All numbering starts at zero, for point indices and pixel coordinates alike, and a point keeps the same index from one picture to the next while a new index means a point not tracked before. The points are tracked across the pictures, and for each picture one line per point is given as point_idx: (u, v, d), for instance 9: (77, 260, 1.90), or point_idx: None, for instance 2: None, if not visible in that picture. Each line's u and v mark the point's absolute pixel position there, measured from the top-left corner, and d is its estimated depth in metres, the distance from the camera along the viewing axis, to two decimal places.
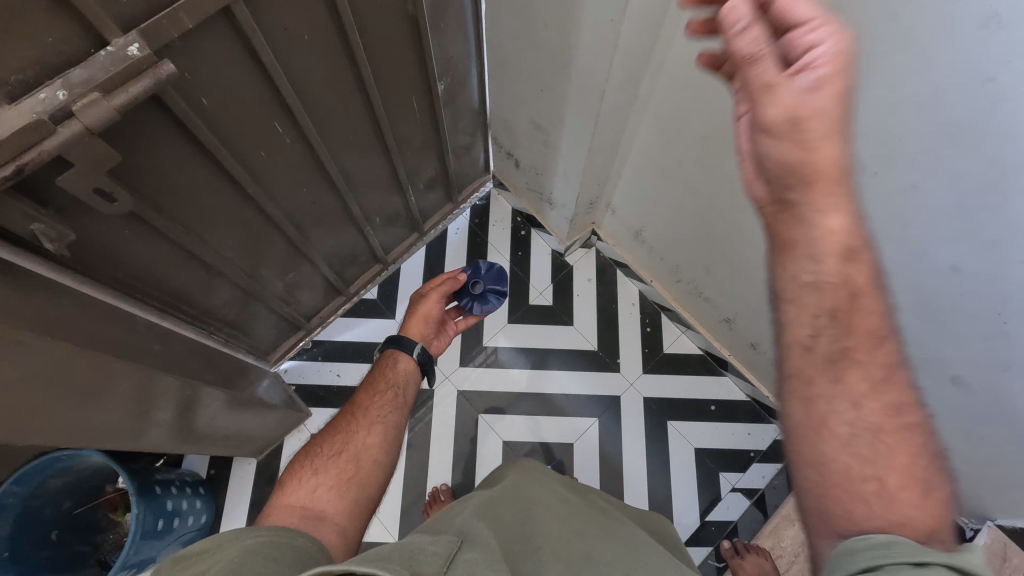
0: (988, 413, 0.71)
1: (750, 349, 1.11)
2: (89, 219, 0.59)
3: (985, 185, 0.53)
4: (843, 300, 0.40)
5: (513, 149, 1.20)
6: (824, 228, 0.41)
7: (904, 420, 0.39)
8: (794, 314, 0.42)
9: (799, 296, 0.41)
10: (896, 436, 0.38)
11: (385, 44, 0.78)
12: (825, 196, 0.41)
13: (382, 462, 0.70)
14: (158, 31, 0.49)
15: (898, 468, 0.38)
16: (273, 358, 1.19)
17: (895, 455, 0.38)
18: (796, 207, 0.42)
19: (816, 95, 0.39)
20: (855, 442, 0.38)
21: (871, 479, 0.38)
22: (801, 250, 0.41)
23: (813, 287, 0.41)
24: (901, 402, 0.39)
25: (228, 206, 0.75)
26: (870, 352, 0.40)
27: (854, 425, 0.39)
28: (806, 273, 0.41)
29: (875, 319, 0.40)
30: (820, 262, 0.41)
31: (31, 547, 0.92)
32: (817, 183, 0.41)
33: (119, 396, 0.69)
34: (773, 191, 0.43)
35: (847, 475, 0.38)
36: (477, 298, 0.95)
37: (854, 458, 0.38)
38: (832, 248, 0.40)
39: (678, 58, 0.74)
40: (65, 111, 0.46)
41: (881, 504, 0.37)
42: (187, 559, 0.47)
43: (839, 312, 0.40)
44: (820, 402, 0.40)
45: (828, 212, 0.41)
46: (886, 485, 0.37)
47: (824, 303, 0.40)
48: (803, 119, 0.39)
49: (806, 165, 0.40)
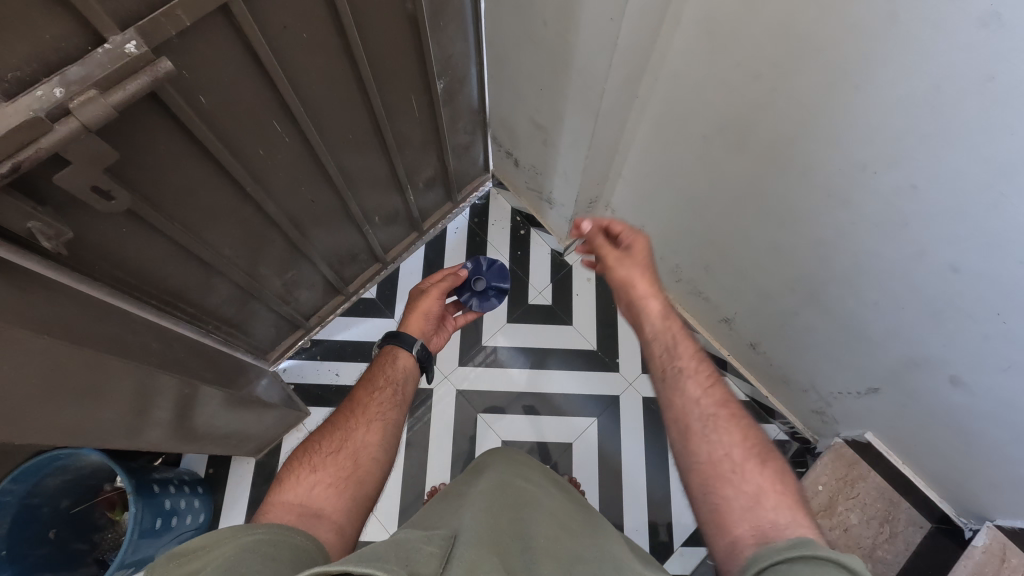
0: (987, 413, 0.71)
1: (750, 349, 1.11)
2: (88, 217, 0.59)
3: (985, 185, 0.53)
4: (682, 347, 0.65)
5: (512, 148, 1.20)
6: (660, 311, 0.69)
7: (743, 421, 0.59)
8: (658, 362, 0.65)
9: (659, 350, 0.66)
10: (740, 428, 0.59)
11: (384, 43, 0.77)
12: (654, 294, 0.71)
13: (381, 459, 0.70)
14: (156, 28, 0.49)
15: (738, 442, 0.57)
16: (273, 356, 1.19)
17: (743, 441, 0.57)
18: (641, 301, 0.70)
19: (634, 245, 0.73)
20: (705, 432, 0.58)
21: (734, 466, 0.55)
22: (651, 322, 0.68)
23: (664, 342, 0.66)
24: (736, 411, 0.60)
25: (227, 204, 0.74)
26: (707, 377, 0.63)
27: (700, 419, 0.59)
28: (655, 333, 0.67)
29: (702, 358, 0.65)
30: (661, 326, 0.67)
31: (29, 545, 0.92)
32: (648, 290, 0.71)
33: (117, 395, 0.69)
34: (629, 301, 0.70)
35: (718, 468, 0.56)
36: (477, 294, 1.00)
37: (720, 455, 0.56)
38: (664, 317, 0.68)
39: (678, 57, 0.74)
40: (62, 108, 0.46)
41: (748, 486, 0.54)
42: (183, 556, 0.46)
43: (682, 353, 0.65)
44: (678, 417, 0.60)
45: (658, 302, 0.70)
46: (739, 464, 0.56)
47: (673, 351, 0.65)
48: (635, 256, 0.73)
49: (643, 278, 0.71)
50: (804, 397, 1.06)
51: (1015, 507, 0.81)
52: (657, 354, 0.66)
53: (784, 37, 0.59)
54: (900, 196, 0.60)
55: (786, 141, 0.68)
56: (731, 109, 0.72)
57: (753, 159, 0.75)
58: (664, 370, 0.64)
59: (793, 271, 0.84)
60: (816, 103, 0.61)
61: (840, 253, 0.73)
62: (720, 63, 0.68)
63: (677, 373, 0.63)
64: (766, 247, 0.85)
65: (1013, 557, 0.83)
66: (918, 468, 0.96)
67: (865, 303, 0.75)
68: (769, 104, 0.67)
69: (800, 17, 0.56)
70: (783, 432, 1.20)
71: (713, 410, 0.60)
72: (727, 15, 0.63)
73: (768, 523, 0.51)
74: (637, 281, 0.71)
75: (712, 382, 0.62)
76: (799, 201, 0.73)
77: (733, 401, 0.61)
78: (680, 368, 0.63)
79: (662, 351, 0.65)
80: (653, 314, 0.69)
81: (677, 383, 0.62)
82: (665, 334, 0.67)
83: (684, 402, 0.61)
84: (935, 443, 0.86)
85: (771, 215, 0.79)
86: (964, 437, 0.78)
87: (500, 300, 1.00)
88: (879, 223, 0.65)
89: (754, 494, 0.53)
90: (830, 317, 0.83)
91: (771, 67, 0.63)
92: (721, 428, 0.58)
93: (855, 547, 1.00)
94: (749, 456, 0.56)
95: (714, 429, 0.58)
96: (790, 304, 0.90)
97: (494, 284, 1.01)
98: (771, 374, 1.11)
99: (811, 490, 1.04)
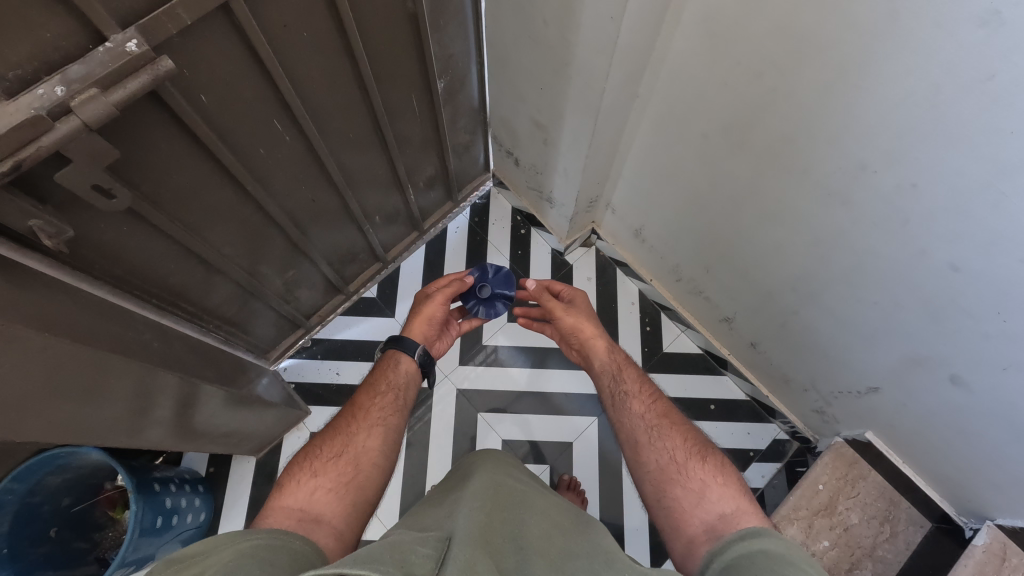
0: (987, 413, 0.71)
1: (750, 348, 1.11)
2: (88, 216, 0.59)
3: (985, 184, 0.53)
4: (624, 373, 0.78)
5: (513, 148, 1.20)
6: (604, 346, 0.83)
7: (684, 431, 0.70)
8: (608, 388, 0.78)
9: (609, 377, 0.79)
10: (680, 437, 0.69)
11: (384, 42, 0.77)
12: (598, 337, 0.85)
13: (381, 465, 0.70)
14: (157, 27, 0.49)
15: (680, 446, 0.68)
16: (273, 356, 1.19)
17: (684, 446, 0.68)
18: (583, 339, 0.86)
19: (574, 298, 0.91)
20: (651, 442, 0.69)
21: (678, 468, 0.65)
22: (600, 356, 0.82)
23: (610, 371, 0.79)
24: (679, 425, 0.70)
25: (227, 204, 0.75)
26: (650, 397, 0.74)
27: (646, 432, 0.70)
28: (601, 361, 0.82)
29: (645, 382, 0.76)
30: (605, 356, 0.82)
31: (30, 543, 0.92)
32: (591, 335, 0.85)
33: (118, 393, 0.69)
34: (573, 343, 0.87)
35: (666, 471, 0.66)
36: (484, 301, 0.97)
37: (666, 459, 0.66)
38: (609, 352, 0.82)
39: (678, 57, 0.74)
40: (63, 107, 0.46)
41: (691, 483, 0.64)
42: (182, 562, 0.46)
43: (625, 379, 0.77)
44: (628, 435, 0.71)
45: (602, 342, 0.84)
46: (684, 466, 0.65)
47: (619, 378, 0.78)
48: (577, 306, 0.89)
49: (586, 325, 0.86)
50: (804, 396, 1.06)
51: (1014, 506, 0.81)
52: (606, 380, 0.79)
53: (784, 36, 0.59)
54: (899, 194, 0.61)
55: (787, 141, 0.68)
56: (731, 108, 0.72)
57: (753, 158, 0.75)
58: (615, 396, 0.76)
59: (793, 270, 0.84)
60: (818, 102, 0.61)
61: (839, 253, 0.73)
62: (720, 62, 0.68)
63: (624, 396, 0.75)
64: (766, 246, 0.85)
65: (1013, 556, 0.83)
66: (917, 467, 0.96)
67: (865, 302, 0.76)
68: (770, 102, 0.66)
69: (800, 16, 0.56)
70: (783, 431, 1.21)
71: (656, 422, 0.70)
72: (727, 14, 0.63)
73: (713, 513, 0.60)
74: (583, 326, 0.86)
75: (655, 401, 0.74)
76: (799, 200, 0.73)
77: (674, 414, 0.72)
78: (626, 391, 0.75)
79: (609, 380, 0.79)
80: (599, 350, 0.83)
81: (624, 405, 0.74)
82: (611, 364, 0.81)
83: (631, 420, 0.72)
84: (935, 443, 0.86)
85: (771, 215, 0.79)
86: (964, 436, 0.78)
87: (508, 305, 0.97)
88: (879, 222, 0.65)
89: (699, 489, 0.63)
90: (831, 317, 0.83)
91: (772, 65, 0.63)
92: (664, 435, 0.69)
93: (855, 547, 1.00)
94: (691, 456, 0.66)
95: (659, 437, 0.69)
96: (790, 303, 0.90)
97: (501, 291, 0.97)
98: (772, 373, 1.11)
99: (811, 490, 1.03)
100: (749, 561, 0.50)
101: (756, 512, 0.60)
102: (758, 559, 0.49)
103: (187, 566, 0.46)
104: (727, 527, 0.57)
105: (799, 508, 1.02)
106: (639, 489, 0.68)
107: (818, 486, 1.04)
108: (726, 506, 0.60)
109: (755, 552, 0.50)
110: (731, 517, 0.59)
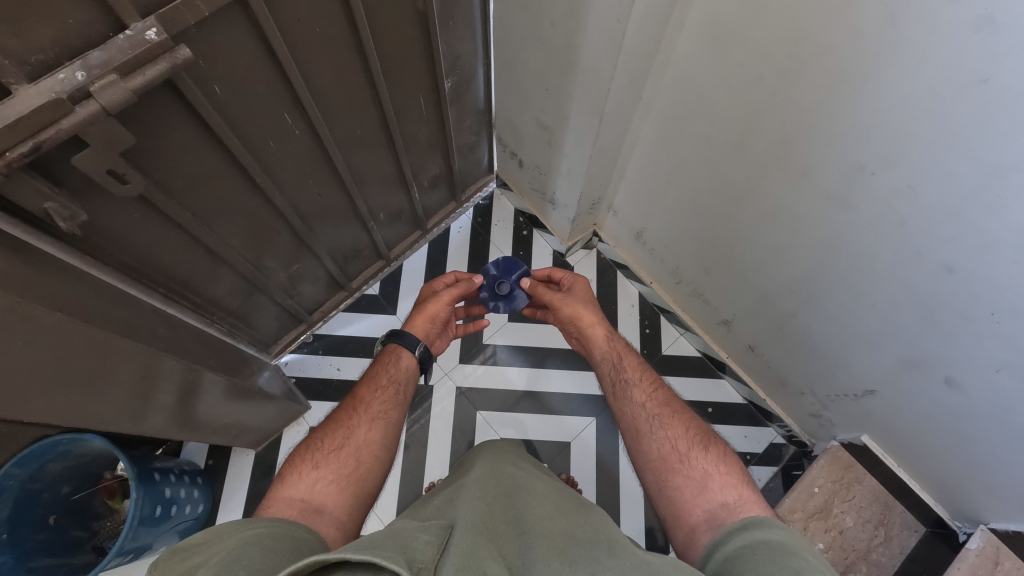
0: (980, 415, 0.73)
1: (749, 351, 1.12)
2: (102, 201, 0.60)
3: (978, 187, 0.54)
4: (627, 353, 0.81)
5: (517, 149, 1.21)
6: (608, 326, 0.85)
7: (687, 415, 0.71)
8: (608, 374, 0.79)
9: (609, 361, 0.80)
10: (679, 417, 0.71)
11: (395, 40, 0.79)
12: (597, 321, 0.86)
13: (382, 457, 0.71)
14: (176, 17, 0.51)
15: (682, 434, 0.68)
16: (274, 351, 1.18)
17: (682, 427, 0.69)
18: (582, 324, 0.86)
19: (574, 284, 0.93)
20: (652, 430, 0.69)
21: (682, 457, 0.66)
22: (603, 339, 0.83)
23: (609, 358, 0.81)
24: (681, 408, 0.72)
25: (237, 195, 0.76)
26: (653, 382, 0.75)
27: (647, 421, 0.70)
28: (603, 343, 0.83)
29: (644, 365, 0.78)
30: (612, 338, 0.83)
31: (28, 530, 0.92)
32: (582, 321, 0.86)
33: (121, 376, 0.70)
34: (575, 331, 0.88)
35: (668, 458, 0.66)
36: (504, 297, 0.97)
37: (672, 447, 0.67)
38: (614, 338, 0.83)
39: (682, 59, 0.75)
40: (83, 91, 0.47)
41: (699, 472, 0.64)
42: (188, 551, 0.47)
43: (623, 361, 0.79)
44: (629, 424, 0.72)
45: (599, 325, 0.85)
46: (684, 452, 0.66)
47: (625, 359, 0.79)
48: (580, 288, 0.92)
49: (583, 310, 0.87)
50: (801, 400, 1.07)
51: (1009, 510, 0.81)
52: (608, 368, 0.79)
53: (796, 41, 0.60)
54: (898, 196, 0.62)
55: (789, 145, 0.69)
56: (733, 111, 0.74)
57: (754, 162, 0.76)
58: (615, 385, 0.77)
59: (791, 273, 0.85)
60: (820, 104, 0.62)
61: (840, 255, 0.74)
62: (725, 65, 0.70)
63: (625, 386, 0.75)
64: (765, 247, 0.86)
65: (1006, 560, 0.83)
66: (912, 471, 0.97)
67: (863, 305, 0.77)
68: (773, 106, 0.68)
69: (804, 19, 0.57)
70: (779, 435, 1.22)
71: (657, 411, 0.71)
72: (730, 19, 0.65)
73: (715, 502, 0.60)
74: (581, 315, 0.87)
75: (656, 389, 0.74)
76: (800, 203, 0.74)
77: (676, 403, 0.73)
78: (627, 380, 0.76)
79: (610, 369, 0.79)
80: (600, 339, 0.83)
81: (626, 395, 0.74)
82: (611, 354, 0.81)
83: (632, 409, 0.72)
84: (931, 446, 0.87)
85: (770, 216, 0.81)
86: (958, 438, 0.79)
87: (529, 297, 0.98)
88: (879, 224, 0.66)
89: (701, 478, 0.63)
90: (829, 320, 0.84)
91: (775, 70, 0.64)
92: (665, 424, 0.70)
93: (850, 550, 1.00)
94: (694, 446, 0.67)
95: (660, 426, 0.70)
96: (787, 305, 0.91)
97: (518, 281, 0.98)
98: (769, 377, 1.12)
99: (807, 492, 1.04)
100: (751, 551, 0.50)
101: (757, 501, 0.60)
102: (760, 550, 0.49)
103: (191, 557, 0.46)
104: (729, 515, 0.58)
105: (795, 510, 1.03)
106: (640, 479, 0.69)
107: (814, 489, 1.04)
108: (728, 495, 0.61)
109: (757, 543, 0.51)
110: (734, 506, 0.59)
